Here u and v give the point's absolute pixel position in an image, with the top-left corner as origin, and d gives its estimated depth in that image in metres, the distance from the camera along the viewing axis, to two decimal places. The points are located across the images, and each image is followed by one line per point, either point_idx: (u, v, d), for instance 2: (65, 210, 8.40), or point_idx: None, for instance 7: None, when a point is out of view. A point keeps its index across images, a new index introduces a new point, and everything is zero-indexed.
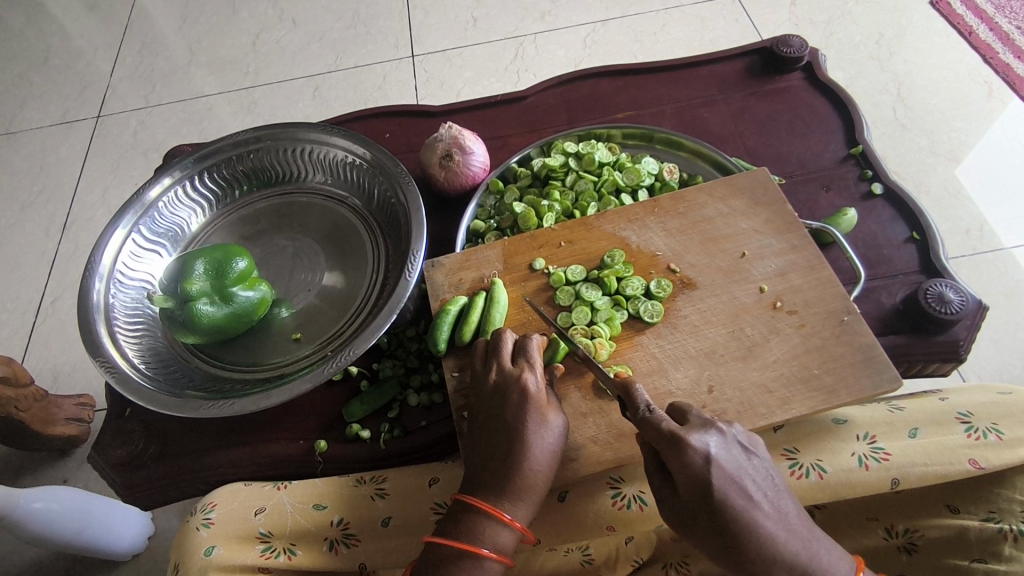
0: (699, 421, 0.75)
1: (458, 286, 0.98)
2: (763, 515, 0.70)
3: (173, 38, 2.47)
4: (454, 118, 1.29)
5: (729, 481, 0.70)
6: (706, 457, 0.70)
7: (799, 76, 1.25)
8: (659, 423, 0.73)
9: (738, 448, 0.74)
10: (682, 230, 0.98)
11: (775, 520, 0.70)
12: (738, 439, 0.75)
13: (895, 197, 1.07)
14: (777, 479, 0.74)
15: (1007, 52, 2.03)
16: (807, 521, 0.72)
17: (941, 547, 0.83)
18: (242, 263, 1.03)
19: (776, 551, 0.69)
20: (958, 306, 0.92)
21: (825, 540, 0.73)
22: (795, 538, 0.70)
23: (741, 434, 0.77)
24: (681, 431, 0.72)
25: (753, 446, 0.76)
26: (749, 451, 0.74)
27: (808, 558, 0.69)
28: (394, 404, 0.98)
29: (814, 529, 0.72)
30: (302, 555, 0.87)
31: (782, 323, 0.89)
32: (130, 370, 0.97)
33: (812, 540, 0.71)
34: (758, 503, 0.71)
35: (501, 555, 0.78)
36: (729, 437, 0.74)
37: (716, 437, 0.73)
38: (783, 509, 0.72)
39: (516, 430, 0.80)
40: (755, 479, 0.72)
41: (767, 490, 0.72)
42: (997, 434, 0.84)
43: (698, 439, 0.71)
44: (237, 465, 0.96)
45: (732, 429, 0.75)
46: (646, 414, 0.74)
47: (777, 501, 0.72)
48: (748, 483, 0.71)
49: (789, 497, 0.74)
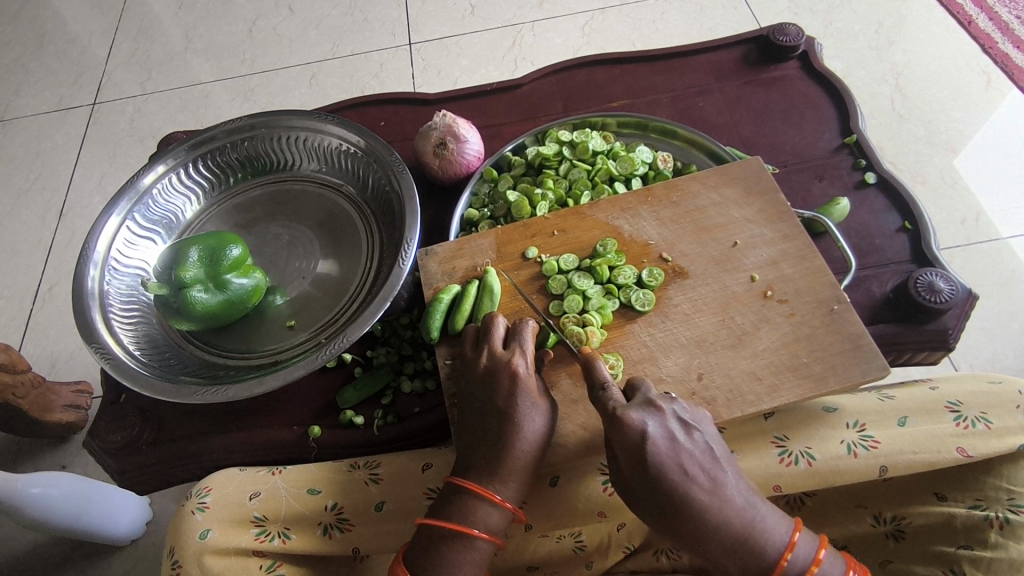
0: (643, 399, 0.78)
1: (452, 274, 0.99)
2: (697, 488, 0.72)
3: (170, 24, 2.45)
4: (448, 106, 1.29)
5: (661, 454, 0.73)
6: (642, 432, 0.74)
7: (794, 66, 1.25)
8: (604, 401, 0.77)
9: (677, 424, 0.76)
10: (674, 219, 0.99)
11: (709, 492, 0.72)
12: (678, 416, 0.77)
13: (888, 187, 1.07)
14: (718, 451, 0.75)
15: (1006, 42, 2.02)
16: (746, 489, 0.73)
17: (927, 534, 0.84)
18: (236, 250, 1.03)
19: (709, 520, 0.71)
20: (948, 296, 0.92)
21: (766, 506, 0.74)
22: (729, 508, 0.71)
23: (686, 410, 0.79)
24: (621, 408, 0.76)
25: (696, 421, 0.77)
26: (689, 426, 0.76)
27: (743, 527, 0.71)
28: (388, 390, 0.99)
29: (753, 497, 0.73)
30: (296, 539, 0.88)
31: (773, 311, 0.90)
32: (125, 357, 0.98)
33: (749, 508, 0.72)
34: (693, 476, 0.73)
35: (492, 535, 0.79)
36: (667, 414, 0.76)
37: (654, 415, 0.76)
38: (721, 480, 0.73)
39: (508, 414, 0.81)
40: (692, 454, 0.74)
41: (704, 464, 0.74)
42: (986, 423, 0.84)
43: (636, 415, 0.75)
44: (232, 450, 0.97)
45: (674, 406, 0.78)
46: (597, 390, 0.79)
47: (714, 474, 0.73)
48: (682, 456, 0.73)
49: (729, 468, 0.74)
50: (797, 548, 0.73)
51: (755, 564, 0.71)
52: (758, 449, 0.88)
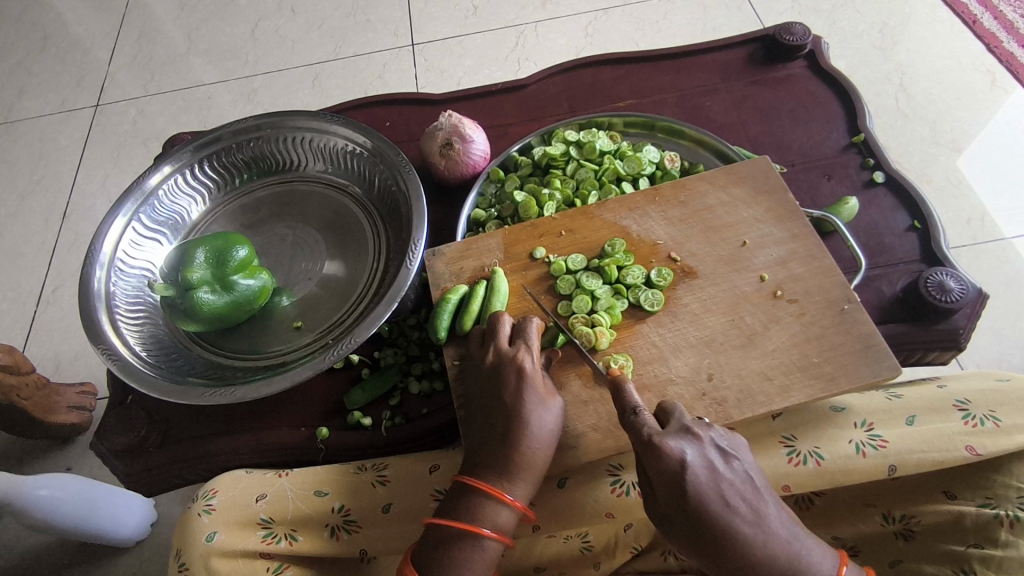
0: (679, 425, 0.76)
1: (459, 275, 0.98)
2: (741, 521, 0.70)
3: (172, 26, 2.46)
4: (454, 106, 1.29)
5: (703, 487, 0.71)
6: (682, 462, 0.72)
7: (801, 65, 1.25)
8: (640, 428, 0.75)
9: (717, 453, 0.74)
10: (683, 218, 0.98)
11: (752, 524, 0.71)
12: (716, 443, 0.75)
13: (896, 186, 1.07)
14: (758, 481, 0.74)
15: (1010, 41, 2.01)
16: (789, 519, 0.72)
17: (936, 533, 0.84)
18: (242, 252, 1.03)
19: (756, 555, 0.70)
20: (958, 295, 0.92)
21: (807, 537, 0.73)
22: (774, 541, 0.70)
23: (721, 436, 0.77)
24: (658, 436, 0.74)
25: (734, 448, 0.75)
26: (728, 455, 0.74)
27: (789, 561, 0.70)
28: (395, 391, 0.99)
29: (794, 528, 0.72)
30: (303, 541, 0.87)
31: (782, 311, 0.89)
32: (131, 358, 0.97)
33: (793, 540, 0.71)
34: (736, 508, 0.71)
35: (501, 535, 0.79)
36: (705, 442, 0.74)
37: (691, 443, 0.74)
38: (764, 511, 0.72)
39: (514, 409, 0.81)
40: (734, 485, 0.72)
41: (746, 495, 0.72)
42: (995, 421, 0.84)
43: (674, 443, 0.73)
44: (240, 452, 0.97)
45: (710, 433, 0.76)
46: (631, 417, 0.76)
47: (756, 505, 0.72)
48: (724, 489, 0.72)
49: (770, 498, 0.73)
50: None
51: None
52: (767, 449, 0.88)
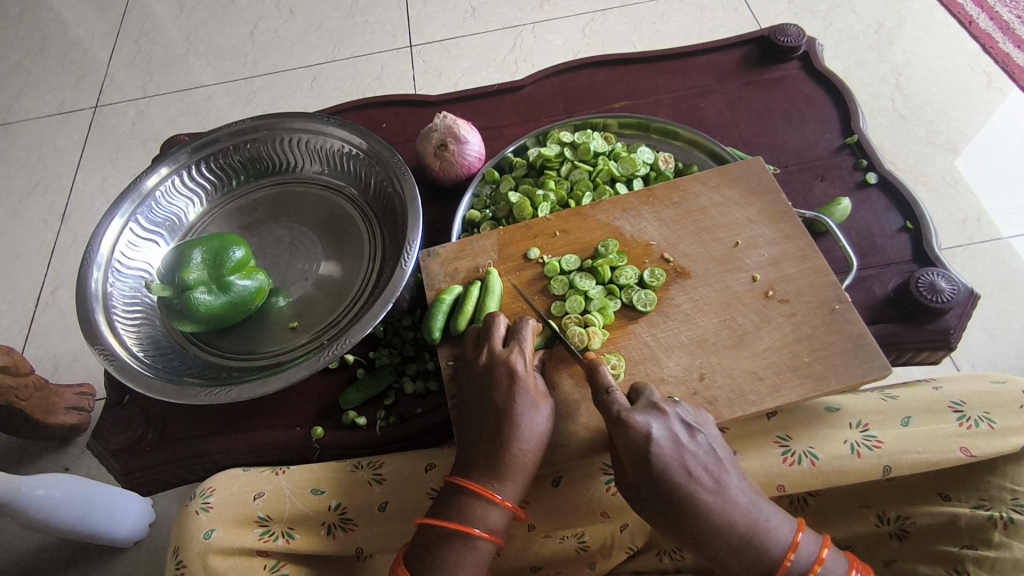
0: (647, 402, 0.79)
1: (453, 275, 0.99)
2: (701, 489, 0.73)
3: (171, 27, 2.46)
4: (450, 107, 1.29)
5: (664, 456, 0.74)
6: (645, 435, 0.74)
7: (795, 66, 1.25)
8: (608, 404, 0.78)
9: (681, 426, 0.76)
10: (675, 219, 0.99)
11: (713, 492, 0.73)
12: (682, 418, 0.77)
13: (889, 187, 1.07)
14: (722, 453, 0.76)
15: (1007, 42, 2.02)
16: (750, 489, 0.74)
17: (930, 535, 0.84)
18: (238, 252, 1.03)
19: (714, 521, 0.71)
20: (949, 296, 0.92)
21: (769, 506, 0.74)
22: (733, 507, 0.72)
23: (690, 413, 0.79)
24: (625, 410, 0.77)
25: (700, 423, 0.78)
26: (693, 428, 0.77)
27: (747, 527, 0.71)
28: (390, 391, 0.99)
29: (755, 497, 0.73)
30: (300, 539, 0.88)
31: (774, 311, 0.90)
32: (128, 358, 0.98)
33: (752, 508, 0.72)
34: (697, 477, 0.73)
35: (492, 535, 0.79)
36: (671, 417, 0.77)
37: (657, 417, 0.76)
38: (724, 480, 0.73)
39: (506, 412, 0.82)
40: (696, 456, 0.75)
41: (708, 465, 0.74)
42: (989, 423, 0.84)
43: (640, 418, 0.76)
44: (235, 451, 0.97)
45: (677, 408, 0.78)
46: (600, 393, 0.79)
47: (717, 474, 0.74)
48: (685, 458, 0.74)
49: (733, 469, 0.75)
50: (802, 548, 0.73)
51: (759, 564, 0.71)
52: (760, 448, 0.88)
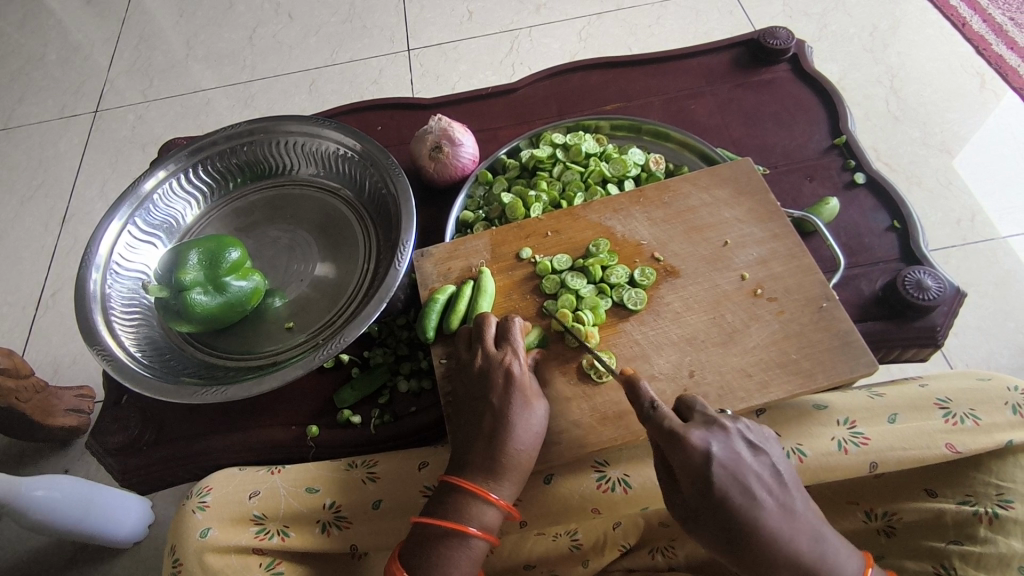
0: (703, 418, 0.76)
1: (447, 275, 1.00)
2: (766, 513, 0.71)
3: (171, 32, 2.48)
4: (444, 110, 1.31)
5: (729, 479, 0.71)
6: (707, 454, 0.71)
7: (785, 68, 1.27)
8: (660, 421, 0.74)
9: (744, 444, 0.74)
10: (666, 219, 1.00)
11: (781, 518, 0.71)
12: (744, 435, 0.75)
13: (877, 187, 1.09)
14: (786, 475, 0.74)
15: (1000, 44, 2.04)
16: (814, 515, 0.73)
17: (917, 530, 0.86)
18: (235, 253, 1.05)
19: (781, 548, 0.71)
20: (936, 293, 0.94)
21: (831, 534, 0.74)
22: (800, 535, 0.71)
23: (749, 428, 0.77)
24: (682, 428, 0.73)
25: (762, 442, 0.76)
26: (756, 447, 0.75)
27: (812, 555, 0.71)
28: (384, 390, 1.00)
29: (820, 523, 0.73)
30: (295, 537, 0.89)
31: (762, 309, 0.91)
32: (126, 359, 0.99)
33: (817, 535, 0.72)
34: (761, 501, 0.72)
35: (487, 533, 0.81)
36: (733, 434, 0.75)
37: (719, 434, 0.74)
38: (790, 505, 0.73)
39: (501, 412, 0.83)
40: (760, 478, 0.73)
41: (772, 487, 0.73)
42: (975, 419, 0.86)
43: (699, 436, 0.72)
44: (232, 450, 0.98)
45: (738, 425, 0.76)
46: (650, 411, 0.75)
47: (783, 498, 0.73)
48: (751, 480, 0.72)
49: (796, 492, 0.74)
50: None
51: None
52: None
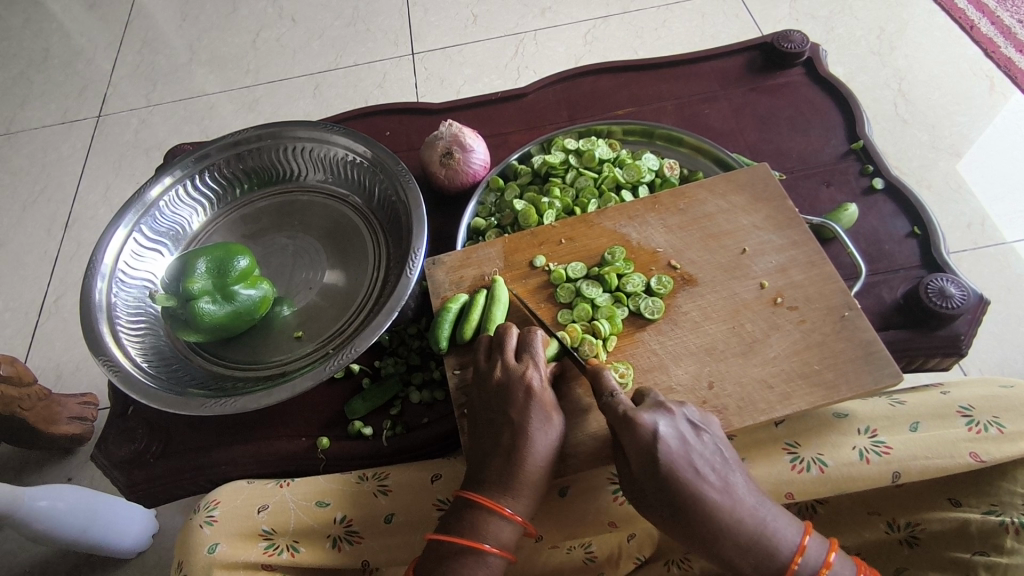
0: (653, 402, 0.79)
1: (459, 284, 0.98)
2: (708, 486, 0.73)
3: (173, 37, 2.47)
4: (454, 115, 1.29)
5: (671, 454, 0.73)
6: (652, 432, 0.74)
7: (799, 72, 1.25)
8: (615, 405, 0.78)
9: (687, 425, 0.77)
10: (682, 226, 0.98)
11: (721, 491, 0.72)
12: (689, 417, 0.78)
13: (895, 192, 1.07)
14: (729, 452, 0.76)
15: (1009, 46, 2.02)
16: (757, 490, 0.74)
17: (942, 540, 0.83)
18: (242, 261, 1.03)
19: (721, 519, 0.71)
20: (959, 301, 0.92)
21: (776, 508, 0.74)
22: (741, 507, 0.72)
23: (696, 413, 0.79)
24: (632, 410, 0.77)
25: (706, 424, 0.78)
26: (699, 428, 0.77)
27: (755, 526, 0.71)
28: (396, 401, 0.99)
29: (764, 499, 0.74)
30: (305, 552, 0.87)
31: (783, 318, 0.89)
32: (133, 369, 0.98)
33: (760, 509, 0.73)
34: (704, 475, 0.73)
35: (504, 548, 0.79)
36: (677, 416, 0.77)
37: (664, 416, 0.77)
38: (732, 480, 0.74)
39: (520, 426, 0.81)
40: (703, 455, 0.75)
41: (715, 464, 0.74)
42: (999, 427, 0.83)
43: (646, 417, 0.76)
44: (241, 462, 0.97)
45: (684, 409, 0.79)
46: (606, 397, 0.79)
47: (725, 474, 0.74)
48: (694, 457, 0.74)
49: (740, 470, 0.75)
50: (809, 551, 0.73)
51: (767, 564, 0.71)
52: (768, 457, 0.88)
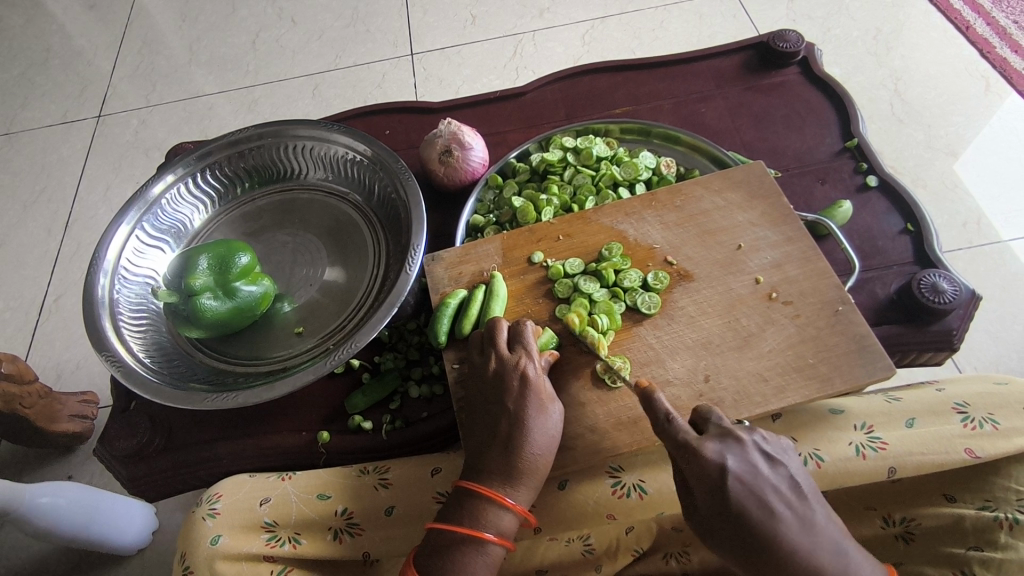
0: (718, 429, 0.75)
1: (458, 279, 0.99)
2: (785, 525, 0.68)
3: (173, 38, 2.48)
4: (453, 114, 1.30)
5: (744, 492, 0.69)
6: (719, 467, 0.70)
7: (795, 71, 1.26)
8: (674, 433, 0.73)
9: (759, 456, 0.72)
10: (679, 223, 1.00)
11: (800, 531, 0.68)
12: (760, 448, 0.73)
13: (890, 189, 1.08)
14: (805, 486, 0.71)
15: (1004, 47, 2.04)
16: (838, 529, 0.70)
17: (936, 536, 0.84)
18: (244, 258, 1.04)
19: (801, 564, 0.67)
20: (951, 296, 0.93)
21: (858, 549, 0.71)
22: (822, 549, 0.68)
23: (767, 441, 0.75)
24: (696, 440, 0.72)
25: (779, 453, 0.73)
26: (773, 459, 0.72)
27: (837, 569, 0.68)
28: (396, 396, 1.00)
29: (845, 539, 0.70)
30: (307, 544, 0.88)
31: (778, 313, 0.90)
32: (135, 364, 0.98)
33: (843, 550, 0.69)
34: (780, 513, 0.69)
35: (503, 538, 0.80)
36: (748, 445, 0.72)
37: (733, 445, 0.72)
38: (812, 517, 0.69)
39: (517, 416, 0.82)
40: (778, 490, 0.70)
41: (791, 499, 0.70)
42: (993, 424, 0.85)
43: (712, 448, 0.71)
44: (242, 456, 0.98)
45: (754, 437, 0.74)
46: (663, 423, 0.74)
47: (802, 510, 0.69)
48: (767, 492, 0.69)
49: (818, 505, 0.71)
50: None
51: None
52: None
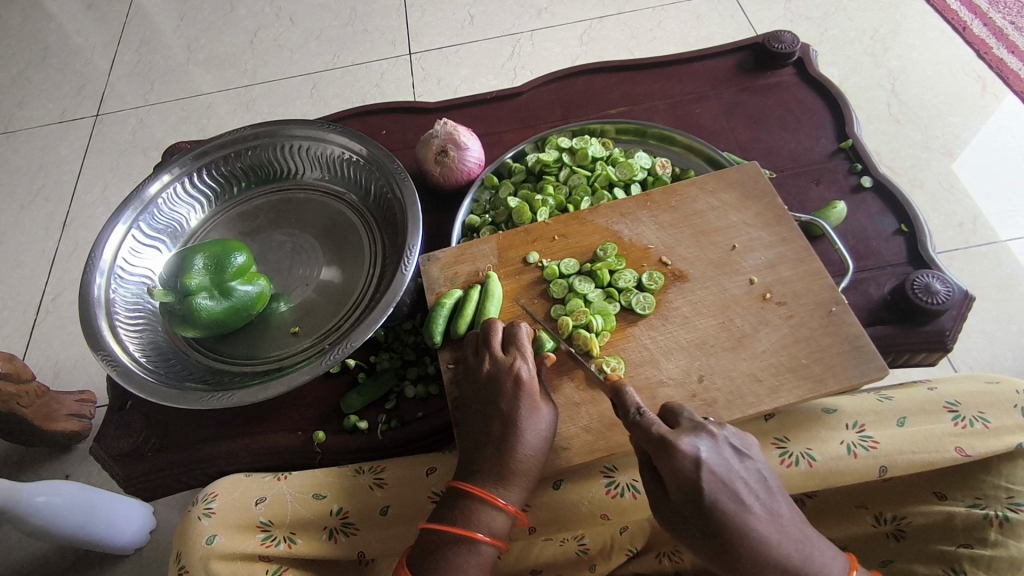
0: (690, 424, 0.74)
1: (454, 279, 1.00)
2: (756, 518, 0.68)
3: (171, 37, 2.48)
4: (449, 115, 1.31)
5: (717, 485, 0.68)
6: (694, 462, 0.69)
7: (790, 72, 1.27)
8: (648, 427, 0.72)
9: (730, 450, 0.72)
10: (673, 223, 1.00)
11: (768, 523, 0.69)
12: (731, 442, 0.73)
13: (884, 190, 1.09)
14: (768, 479, 0.73)
15: (1001, 47, 2.04)
16: (801, 521, 0.72)
17: (927, 534, 0.84)
18: (240, 258, 1.04)
19: (770, 555, 0.68)
20: (944, 297, 0.93)
21: (820, 541, 0.73)
22: (788, 541, 0.69)
23: (735, 435, 0.75)
24: (670, 434, 0.71)
25: (746, 447, 0.74)
26: (742, 453, 0.73)
27: (801, 560, 0.69)
28: (391, 395, 1.00)
29: (807, 530, 0.72)
30: (302, 544, 0.88)
31: (771, 313, 0.91)
32: (130, 363, 0.99)
33: (805, 542, 0.70)
34: (749, 506, 0.69)
35: (495, 539, 0.80)
36: (720, 439, 0.72)
37: (705, 439, 0.71)
38: (778, 510, 0.71)
39: (510, 416, 0.82)
40: (747, 483, 0.71)
41: (759, 492, 0.71)
42: (984, 422, 0.85)
43: (687, 443, 0.70)
44: (237, 455, 0.98)
45: (724, 431, 0.74)
46: (636, 417, 0.73)
47: (769, 503, 0.71)
48: (738, 486, 0.69)
49: (781, 498, 0.72)
50: None
51: None
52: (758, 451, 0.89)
